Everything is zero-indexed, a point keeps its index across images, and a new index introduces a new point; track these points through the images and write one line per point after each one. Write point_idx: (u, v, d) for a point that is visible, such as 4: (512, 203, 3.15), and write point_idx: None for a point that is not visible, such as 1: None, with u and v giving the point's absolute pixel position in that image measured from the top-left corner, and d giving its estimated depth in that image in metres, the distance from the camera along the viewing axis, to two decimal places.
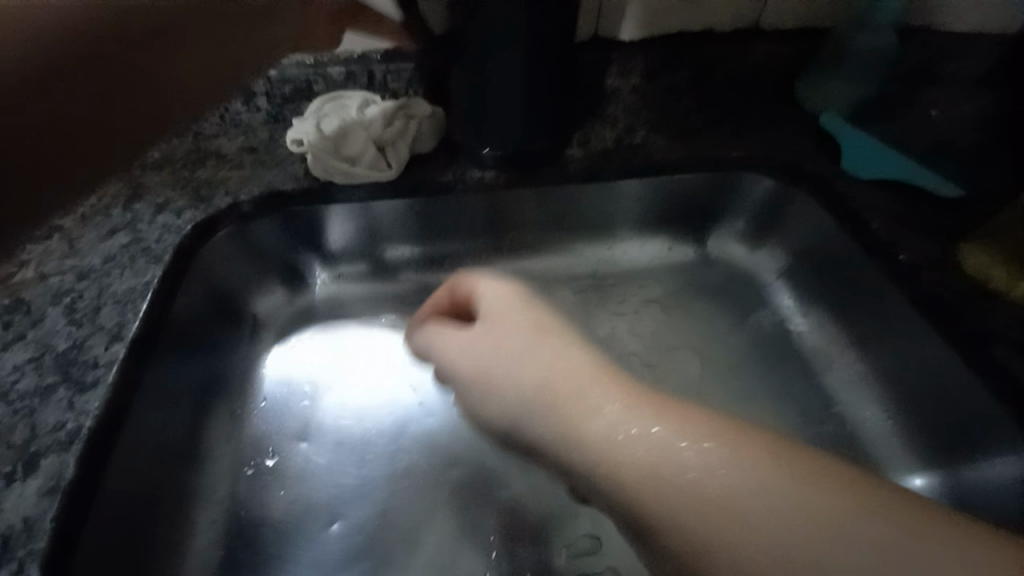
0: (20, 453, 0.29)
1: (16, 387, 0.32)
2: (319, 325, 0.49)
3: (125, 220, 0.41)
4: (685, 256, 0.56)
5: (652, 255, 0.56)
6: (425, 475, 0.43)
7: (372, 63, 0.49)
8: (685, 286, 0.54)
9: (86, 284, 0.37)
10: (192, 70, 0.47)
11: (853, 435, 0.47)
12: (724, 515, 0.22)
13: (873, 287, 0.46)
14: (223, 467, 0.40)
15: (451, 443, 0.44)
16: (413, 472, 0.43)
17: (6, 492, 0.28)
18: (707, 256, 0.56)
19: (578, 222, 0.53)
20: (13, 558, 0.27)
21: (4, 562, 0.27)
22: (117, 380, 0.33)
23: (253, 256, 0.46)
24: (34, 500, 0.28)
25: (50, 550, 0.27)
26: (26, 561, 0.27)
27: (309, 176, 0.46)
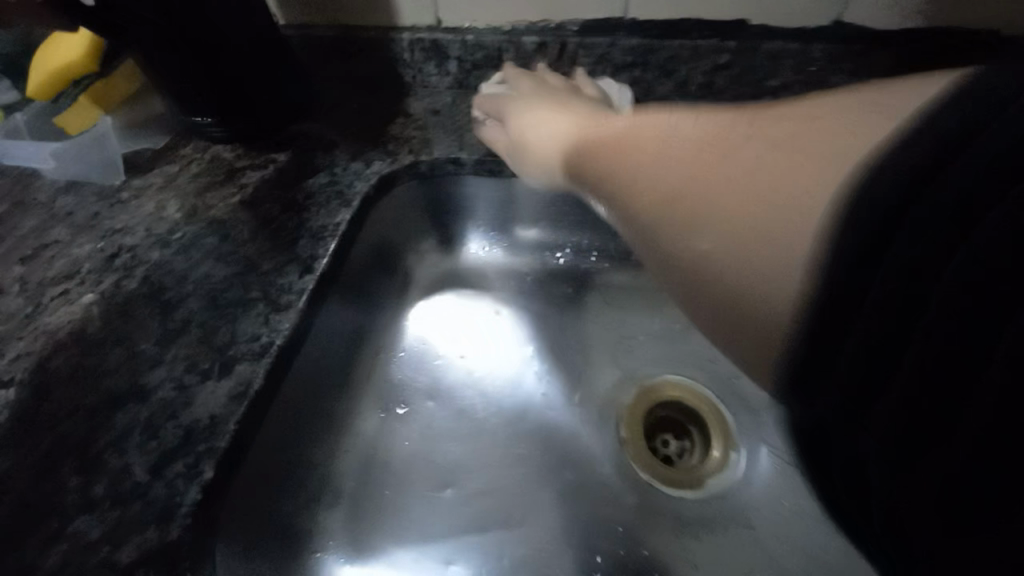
0: (218, 352, 0.33)
1: (224, 295, 0.36)
2: (459, 292, 0.50)
3: (324, 162, 0.45)
4: None
5: None
6: (540, 469, 0.41)
7: (566, 35, 0.46)
8: None
9: (289, 215, 0.41)
10: (399, 30, 0.49)
11: None
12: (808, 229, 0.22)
13: None
14: (361, 406, 0.43)
15: (570, 443, 0.42)
16: (529, 462, 0.41)
17: (203, 386, 0.31)
18: None
19: None
20: (196, 449, 0.29)
21: (189, 450, 0.29)
22: (303, 309, 0.35)
23: (419, 213, 0.48)
24: (224, 400, 0.30)
25: (228, 450, 0.29)
26: (204, 457, 0.29)
27: (484, 144, 0.46)
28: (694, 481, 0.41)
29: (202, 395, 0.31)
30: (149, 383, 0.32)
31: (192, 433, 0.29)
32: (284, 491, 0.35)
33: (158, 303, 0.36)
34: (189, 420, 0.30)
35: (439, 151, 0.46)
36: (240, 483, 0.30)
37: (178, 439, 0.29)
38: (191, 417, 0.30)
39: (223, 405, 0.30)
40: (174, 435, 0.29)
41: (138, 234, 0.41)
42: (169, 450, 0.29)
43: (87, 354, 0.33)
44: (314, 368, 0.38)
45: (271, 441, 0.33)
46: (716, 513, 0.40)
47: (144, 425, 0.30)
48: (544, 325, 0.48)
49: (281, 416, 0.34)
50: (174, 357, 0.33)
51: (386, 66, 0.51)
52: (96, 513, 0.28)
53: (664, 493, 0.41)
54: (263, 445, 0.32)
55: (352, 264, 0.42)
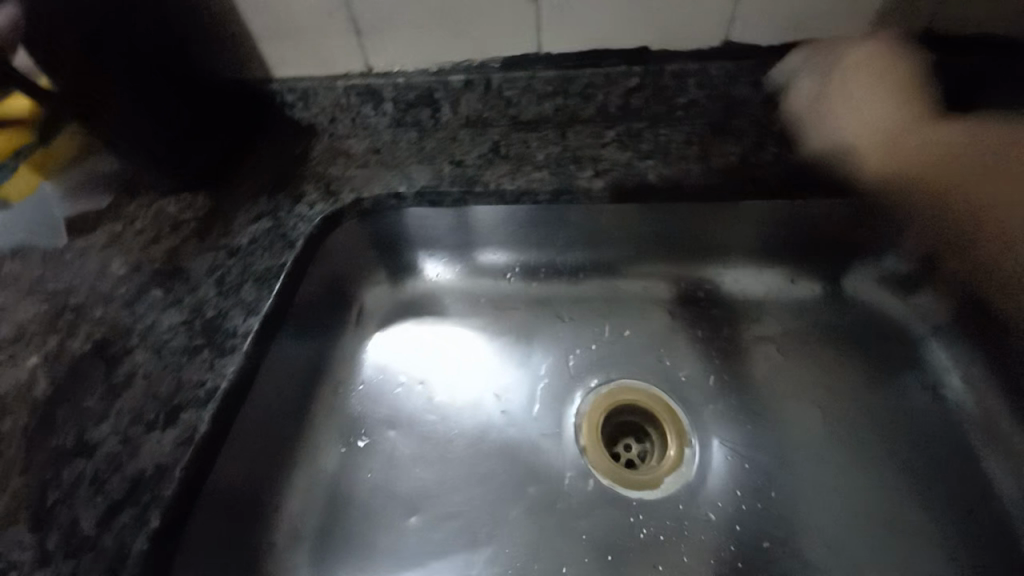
0: (164, 401, 0.33)
1: (169, 344, 0.36)
2: (415, 319, 0.51)
3: (269, 208, 0.46)
4: (807, 293, 0.50)
5: (767, 287, 0.50)
6: (505, 483, 0.42)
7: (490, 72, 0.50)
8: (801, 326, 0.49)
9: (234, 261, 0.42)
10: (334, 78, 0.52)
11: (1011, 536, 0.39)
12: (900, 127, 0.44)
13: None
14: (322, 442, 0.43)
15: (532, 454, 0.44)
16: (494, 478, 0.42)
17: (147, 438, 0.31)
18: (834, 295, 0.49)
19: (687, 241, 0.49)
20: (140, 503, 0.29)
21: (132, 506, 0.29)
22: (250, 351, 0.36)
23: (368, 247, 0.50)
24: (169, 449, 0.31)
25: (175, 501, 0.29)
26: (150, 509, 0.28)
27: (423, 177, 0.49)
28: (653, 479, 0.43)
29: (148, 444, 0.31)
30: (94, 439, 0.31)
31: (139, 483, 0.29)
32: (241, 532, 0.36)
33: (102, 359, 0.36)
34: (135, 471, 0.30)
35: (380, 188, 0.48)
36: (192, 532, 0.30)
37: (124, 491, 0.29)
38: (138, 467, 0.30)
39: (171, 451, 0.30)
40: (121, 484, 0.30)
41: (81, 293, 0.41)
42: (116, 502, 0.29)
43: (28, 418, 0.33)
44: (267, 407, 0.38)
45: (225, 487, 0.33)
46: (676, 507, 0.41)
47: (91, 477, 0.30)
48: (501, 342, 0.50)
49: (233, 460, 0.34)
50: (118, 411, 0.33)
51: (326, 112, 0.54)
52: (51, 566, 0.27)
53: (625, 494, 0.42)
54: (215, 492, 0.32)
55: (301, 302, 0.43)
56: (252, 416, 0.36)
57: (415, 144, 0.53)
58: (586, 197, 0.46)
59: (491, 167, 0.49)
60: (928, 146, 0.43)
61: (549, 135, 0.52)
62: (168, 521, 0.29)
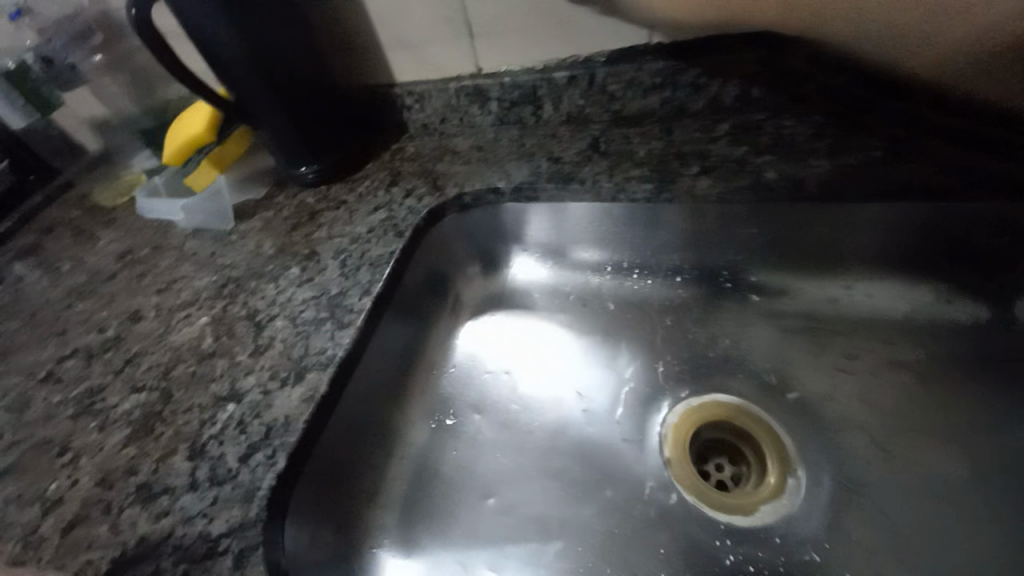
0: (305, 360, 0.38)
1: (302, 315, 0.43)
2: (504, 313, 0.53)
3: (385, 200, 0.52)
4: (968, 316, 0.41)
5: (912, 305, 0.42)
6: (583, 483, 0.42)
7: (595, 68, 0.50)
8: (957, 357, 0.41)
9: (354, 247, 0.48)
10: (445, 81, 0.56)
11: None
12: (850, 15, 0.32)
13: None
14: (415, 418, 0.47)
15: (612, 458, 0.43)
16: (570, 475, 0.42)
17: (281, 391, 0.37)
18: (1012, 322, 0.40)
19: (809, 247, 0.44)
20: (270, 444, 0.33)
21: (264, 445, 0.34)
22: (363, 326, 0.41)
23: (467, 240, 0.53)
24: (297, 402, 0.36)
25: (298, 445, 0.34)
26: (278, 450, 0.33)
27: (521, 173, 0.50)
28: (747, 506, 0.40)
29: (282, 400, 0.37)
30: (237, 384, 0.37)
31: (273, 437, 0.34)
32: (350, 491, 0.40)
33: (253, 322, 0.43)
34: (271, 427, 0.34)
35: (481, 183, 0.50)
36: (308, 476, 0.35)
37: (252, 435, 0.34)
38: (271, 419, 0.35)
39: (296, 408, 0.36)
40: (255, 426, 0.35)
41: (241, 268, 0.50)
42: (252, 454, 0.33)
43: (198, 365, 0.41)
44: (372, 379, 0.43)
45: (336, 442, 0.38)
46: (771, 541, 0.37)
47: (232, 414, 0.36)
48: (587, 341, 0.49)
49: (343, 420, 0.39)
50: (262, 366, 0.39)
51: (437, 113, 0.58)
52: (198, 491, 0.32)
53: (711, 516, 0.39)
54: (328, 445, 0.37)
55: (405, 287, 0.47)
56: (359, 385, 0.41)
57: (516, 141, 0.54)
58: (689, 195, 0.43)
59: (590, 163, 0.49)
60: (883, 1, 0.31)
61: (653, 130, 0.50)
62: (291, 462, 0.33)
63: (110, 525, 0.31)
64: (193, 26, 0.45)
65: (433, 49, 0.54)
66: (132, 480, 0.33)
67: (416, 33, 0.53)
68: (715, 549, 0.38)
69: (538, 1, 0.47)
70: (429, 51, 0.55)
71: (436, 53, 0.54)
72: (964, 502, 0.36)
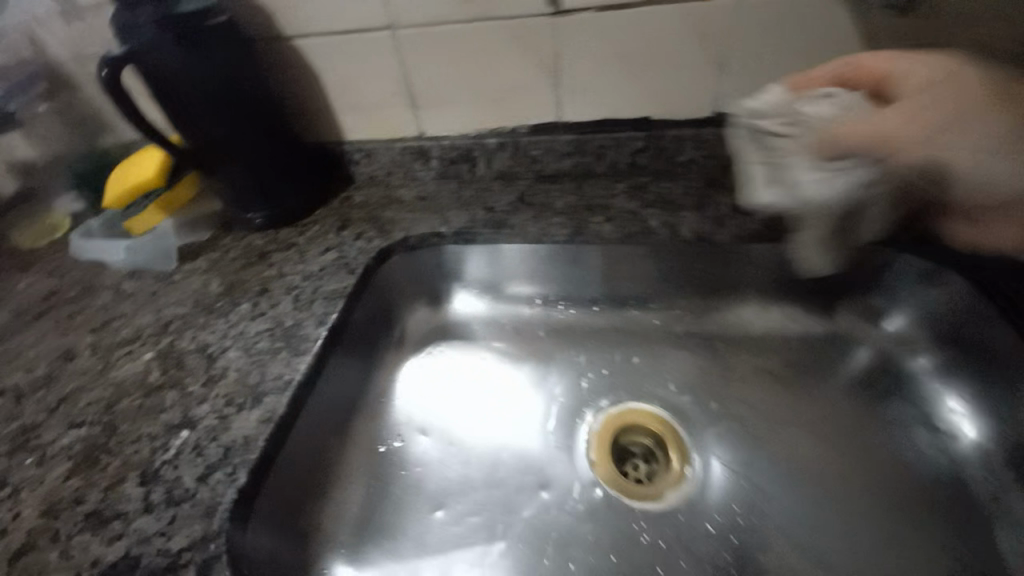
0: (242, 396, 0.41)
1: (256, 345, 0.46)
2: (446, 344, 0.59)
3: (336, 242, 0.57)
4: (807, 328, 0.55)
5: (769, 323, 0.56)
6: (520, 488, 0.47)
7: (519, 137, 0.61)
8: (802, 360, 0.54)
9: (307, 283, 0.52)
10: (392, 141, 0.64)
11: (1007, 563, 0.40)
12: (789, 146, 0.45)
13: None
14: (364, 443, 0.49)
15: (546, 464, 0.49)
16: (509, 482, 0.48)
17: (238, 415, 0.39)
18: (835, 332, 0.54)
19: (690, 280, 0.56)
20: (230, 463, 0.36)
21: (223, 465, 0.36)
22: (318, 352, 0.45)
23: (413, 278, 0.59)
24: (255, 423, 0.39)
25: (258, 463, 0.36)
26: (239, 467, 0.35)
27: (461, 220, 0.58)
28: (658, 494, 0.47)
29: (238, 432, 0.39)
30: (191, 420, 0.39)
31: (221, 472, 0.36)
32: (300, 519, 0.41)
33: (204, 355, 0.45)
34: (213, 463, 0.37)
35: (426, 228, 0.57)
36: (266, 494, 0.37)
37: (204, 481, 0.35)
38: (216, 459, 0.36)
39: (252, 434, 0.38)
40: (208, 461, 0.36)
41: (186, 306, 0.51)
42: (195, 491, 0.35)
43: (146, 398, 0.42)
44: (325, 404, 0.46)
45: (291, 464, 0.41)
46: (676, 518, 0.45)
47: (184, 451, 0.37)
48: (521, 364, 0.57)
49: (299, 443, 0.42)
50: (216, 394, 0.41)
51: (384, 168, 0.66)
52: (154, 513, 0.33)
53: (629, 505, 0.46)
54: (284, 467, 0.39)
55: (356, 319, 0.52)
56: (314, 409, 0.44)
57: (455, 193, 0.63)
58: (597, 239, 0.54)
59: (519, 213, 0.58)
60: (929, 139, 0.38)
61: (568, 187, 0.61)
62: (251, 480, 0.35)
63: (61, 552, 0.32)
64: (165, 86, 0.49)
65: (382, 113, 0.63)
66: (81, 509, 0.34)
67: (367, 100, 0.62)
68: (633, 530, 0.44)
69: (473, 83, 0.58)
70: (377, 115, 0.63)
71: (384, 118, 0.63)
72: (815, 471, 0.47)
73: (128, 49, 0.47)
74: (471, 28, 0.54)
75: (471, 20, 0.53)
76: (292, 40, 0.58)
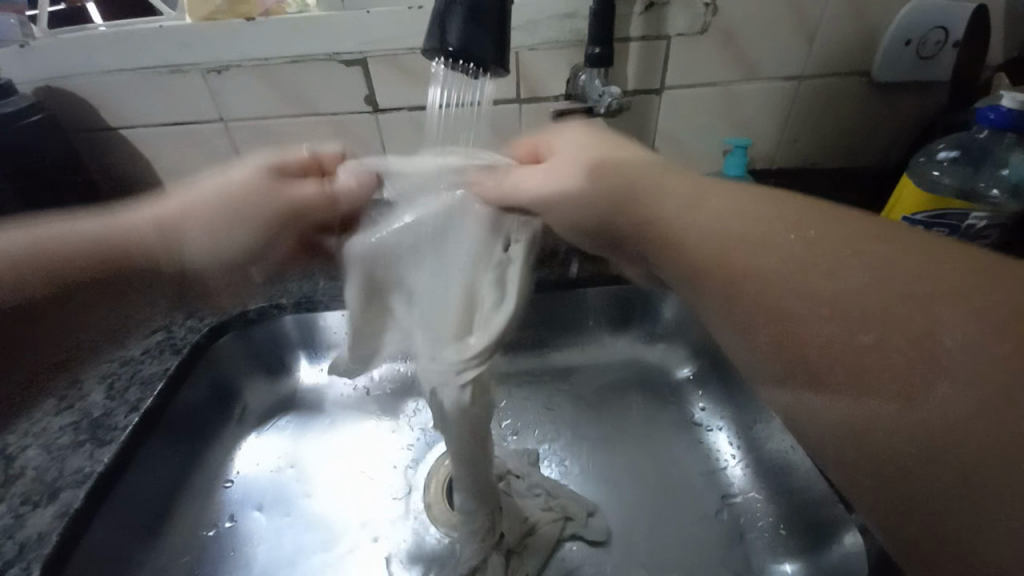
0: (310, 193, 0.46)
1: (58, 440, 0.46)
2: (292, 415, 0.60)
3: (164, 323, 0.57)
4: (622, 350, 0.65)
5: (588, 354, 0.64)
6: (347, 549, 0.50)
7: None
8: (617, 384, 0.62)
9: (124, 369, 0.52)
10: None
11: (742, 531, 0.49)
12: (827, 292, 0.34)
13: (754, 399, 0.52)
14: (193, 524, 0.50)
15: (377, 519, 0.53)
16: (341, 537, 0.51)
17: (33, 514, 0.40)
18: (641, 354, 0.64)
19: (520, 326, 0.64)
20: (23, 560, 0.38)
21: (17, 563, 0.38)
22: (126, 441, 0.46)
23: (252, 354, 0.60)
24: (50, 520, 0.40)
25: (49, 558, 0.38)
26: (32, 562, 0.38)
27: (301, 289, 0.61)
28: None
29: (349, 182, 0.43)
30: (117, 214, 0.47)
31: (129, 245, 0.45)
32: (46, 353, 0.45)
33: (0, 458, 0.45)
34: (106, 247, 0.44)
35: (264, 302, 0.60)
36: None
37: (109, 267, 0.44)
38: (100, 241, 0.44)
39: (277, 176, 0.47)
40: (192, 221, 0.46)
41: None
42: (18, 257, 0.40)
43: None
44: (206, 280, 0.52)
45: (101, 551, 0.42)
46: None
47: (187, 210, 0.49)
48: (372, 421, 0.60)
49: (108, 530, 0.43)
50: (11, 496, 0.42)
51: None
52: None
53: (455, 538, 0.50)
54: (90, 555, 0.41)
55: (182, 400, 0.52)
56: (127, 494, 0.45)
57: None
58: None
59: None
60: (783, 309, 0.36)
61: None
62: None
63: None
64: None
65: None
66: None
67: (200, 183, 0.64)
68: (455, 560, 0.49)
69: None
70: None
71: None
72: (613, 465, 0.56)
73: None
74: (300, 119, 0.60)
75: (296, 113, 0.59)
76: (118, 131, 0.60)
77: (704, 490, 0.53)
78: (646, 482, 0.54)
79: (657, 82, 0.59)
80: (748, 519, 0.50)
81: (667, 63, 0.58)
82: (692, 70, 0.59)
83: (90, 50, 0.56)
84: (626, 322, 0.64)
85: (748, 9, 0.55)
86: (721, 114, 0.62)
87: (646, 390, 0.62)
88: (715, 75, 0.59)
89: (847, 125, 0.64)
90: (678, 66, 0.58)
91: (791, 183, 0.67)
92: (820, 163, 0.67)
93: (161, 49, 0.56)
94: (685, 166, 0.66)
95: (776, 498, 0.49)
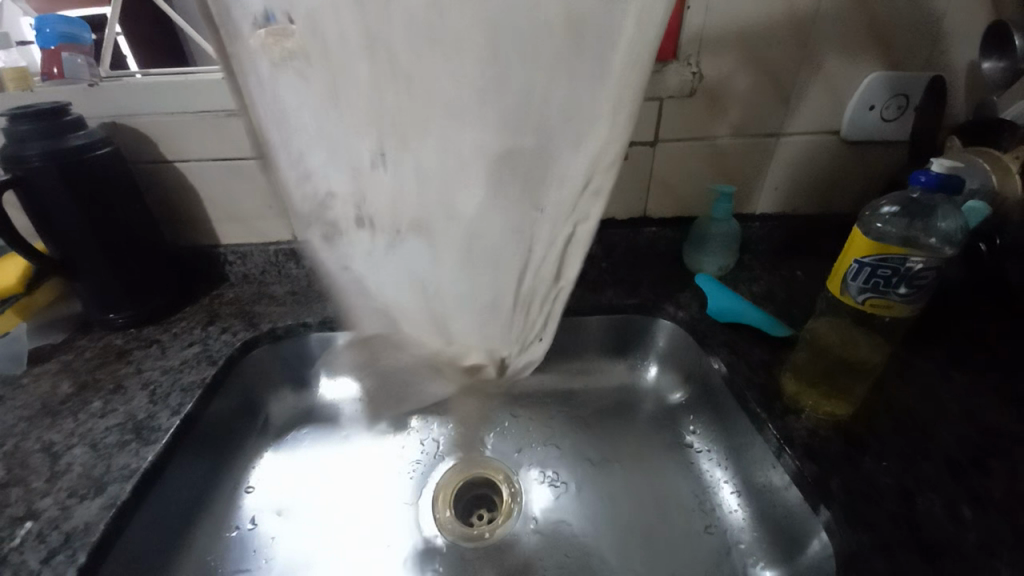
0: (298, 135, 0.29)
1: (104, 440, 0.50)
2: (310, 428, 0.65)
3: (200, 336, 0.63)
4: (619, 375, 0.69)
5: (589, 379, 0.69)
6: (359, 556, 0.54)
7: None
8: (613, 407, 0.67)
9: (164, 377, 0.57)
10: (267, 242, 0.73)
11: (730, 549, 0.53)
12: None
13: (738, 422, 0.56)
14: (216, 526, 0.54)
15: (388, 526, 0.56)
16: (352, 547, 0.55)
17: (81, 505, 0.44)
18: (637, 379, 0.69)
19: None
20: (71, 547, 0.42)
21: (65, 549, 0.41)
22: (168, 442, 0.50)
23: (277, 368, 0.65)
24: (96, 510, 0.44)
25: (96, 544, 0.42)
26: (80, 548, 0.41)
27: (326, 311, 0.68)
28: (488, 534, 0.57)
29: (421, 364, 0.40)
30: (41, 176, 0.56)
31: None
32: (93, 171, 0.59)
33: (48, 454, 0.50)
34: None
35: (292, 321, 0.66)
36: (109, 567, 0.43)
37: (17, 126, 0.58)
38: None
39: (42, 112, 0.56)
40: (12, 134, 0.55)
41: (31, 409, 0.55)
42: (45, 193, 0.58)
43: None
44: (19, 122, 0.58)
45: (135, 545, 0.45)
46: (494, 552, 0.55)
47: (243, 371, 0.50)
48: (383, 437, 0.64)
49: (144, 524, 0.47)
50: (60, 487, 0.46)
51: (258, 267, 0.74)
52: None
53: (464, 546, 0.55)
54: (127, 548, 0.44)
55: (215, 407, 0.57)
56: (162, 494, 0.49)
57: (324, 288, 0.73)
58: None
59: None
60: None
61: None
62: (92, 561, 0.41)
63: None
64: (30, 189, 0.56)
65: (251, 221, 0.72)
66: None
67: (240, 212, 0.71)
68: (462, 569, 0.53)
69: None
70: (250, 223, 0.72)
71: (254, 228, 0.72)
72: (609, 482, 0.60)
73: (15, 172, 0.56)
74: None
75: None
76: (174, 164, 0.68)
77: (693, 508, 0.57)
78: (639, 499, 0.58)
79: (652, 135, 0.67)
80: (733, 532, 0.53)
81: (659, 119, 0.66)
82: (682, 126, 0.67)
83: (158, 96, 0.64)
84: (622, 350, 0.70)
85: (729, 77, 0.64)
86: (708, 164, 0.70)
87: (639, 413, 0.66)
88: (702, 131, 0.67)
89: (822, 177, 0.72)
90: (670, 123, 0.66)
91: (774, 227, 0.74)
92: (799, 210, 0.74)
93: (220, 96, 0.64)
94: (675, 208, 0.73)
95: (760, 516, 0.52)
